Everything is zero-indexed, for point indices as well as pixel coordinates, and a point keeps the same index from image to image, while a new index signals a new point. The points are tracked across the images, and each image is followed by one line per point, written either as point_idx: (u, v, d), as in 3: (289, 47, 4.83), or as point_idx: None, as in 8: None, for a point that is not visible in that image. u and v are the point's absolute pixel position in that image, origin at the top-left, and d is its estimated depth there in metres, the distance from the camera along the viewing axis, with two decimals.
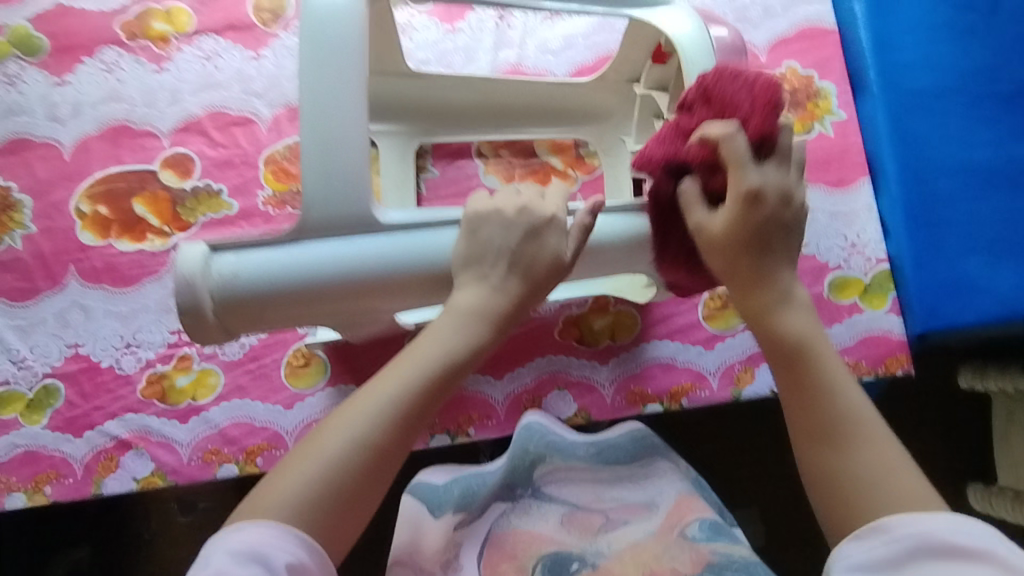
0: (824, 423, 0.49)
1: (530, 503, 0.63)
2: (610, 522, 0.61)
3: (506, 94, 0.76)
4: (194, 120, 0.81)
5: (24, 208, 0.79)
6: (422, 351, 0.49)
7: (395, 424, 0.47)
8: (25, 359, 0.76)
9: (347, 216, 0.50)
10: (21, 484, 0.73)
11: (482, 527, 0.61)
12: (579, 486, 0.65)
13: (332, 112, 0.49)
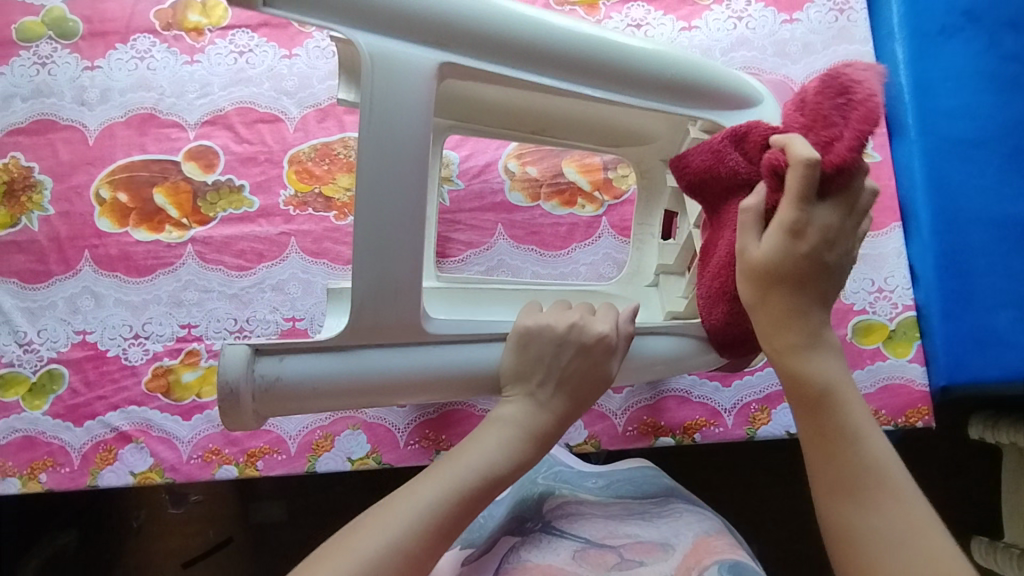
0: (850, 460, 0.50)
1: (541, 537, 0.58)
2: (625, 560, 0.53)
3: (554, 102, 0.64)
4: (222, 114, 0.80)
5: (44, 188, 0.78)
6: (463, 460, 0.51)
7: (426, 536, 0.47)
8: (32, 342, 0.75)
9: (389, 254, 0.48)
10: (17, 469, 0.72)
11: (490, 566, 0.56)
12: (591, 521, 0.60)
13: (389, 140, 0.47)
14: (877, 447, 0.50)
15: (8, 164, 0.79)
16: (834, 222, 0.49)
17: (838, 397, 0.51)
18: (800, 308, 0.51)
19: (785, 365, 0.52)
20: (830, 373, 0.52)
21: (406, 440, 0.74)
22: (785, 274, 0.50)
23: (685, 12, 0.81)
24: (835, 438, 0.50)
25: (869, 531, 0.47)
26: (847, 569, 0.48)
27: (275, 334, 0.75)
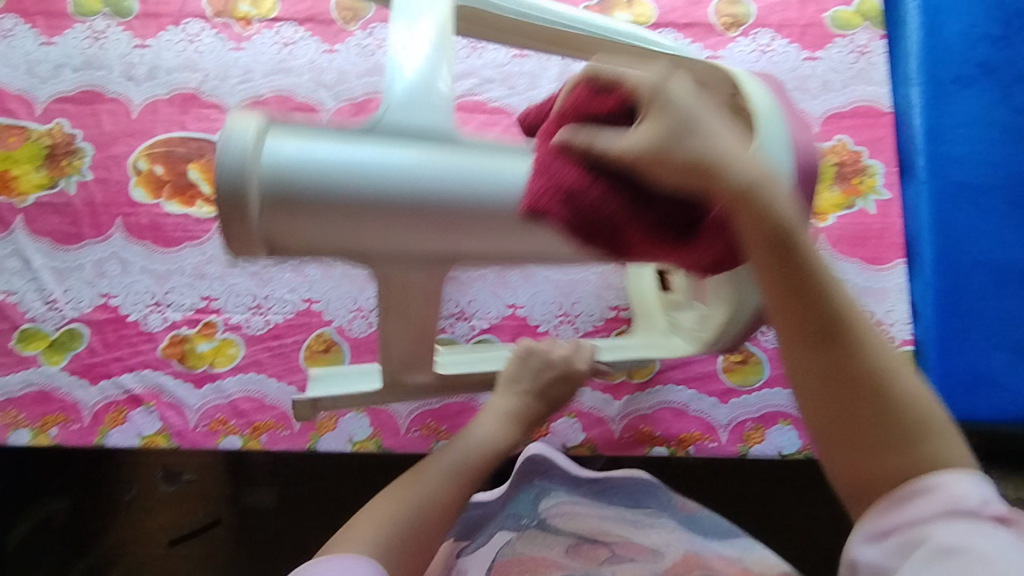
0: (824, 326, 0.40)
1: (537, 533, 0.65)
2: (617, 555, 0.61)
3: None
4: (261, 100, 0.84)
5: (84, 155, 0.81)
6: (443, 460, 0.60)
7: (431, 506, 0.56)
8: (56, 300, 0.77)
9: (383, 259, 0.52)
10: (29, 421, 0.74)
11: (486, 554, 0.62)
12: (585, 520, 0.67)
13: None
14: (847, 302, 0.40)
15: (53, 130, 0.82)
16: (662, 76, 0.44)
17: (781, 204, 0.40)
18: (717, 182, 0.40)
19: (718, 173, 0.40)
20: (733, 149, 0.41)
21: (407, 427, 0.76)
22: (661, 137, 0.41)
23: (711, 42, 0.85)
24: (807, 278, 0.40)
25: (863, 379, 0.40)
26: (845, 396, 0.40)
27: (291, 313, 0.78)
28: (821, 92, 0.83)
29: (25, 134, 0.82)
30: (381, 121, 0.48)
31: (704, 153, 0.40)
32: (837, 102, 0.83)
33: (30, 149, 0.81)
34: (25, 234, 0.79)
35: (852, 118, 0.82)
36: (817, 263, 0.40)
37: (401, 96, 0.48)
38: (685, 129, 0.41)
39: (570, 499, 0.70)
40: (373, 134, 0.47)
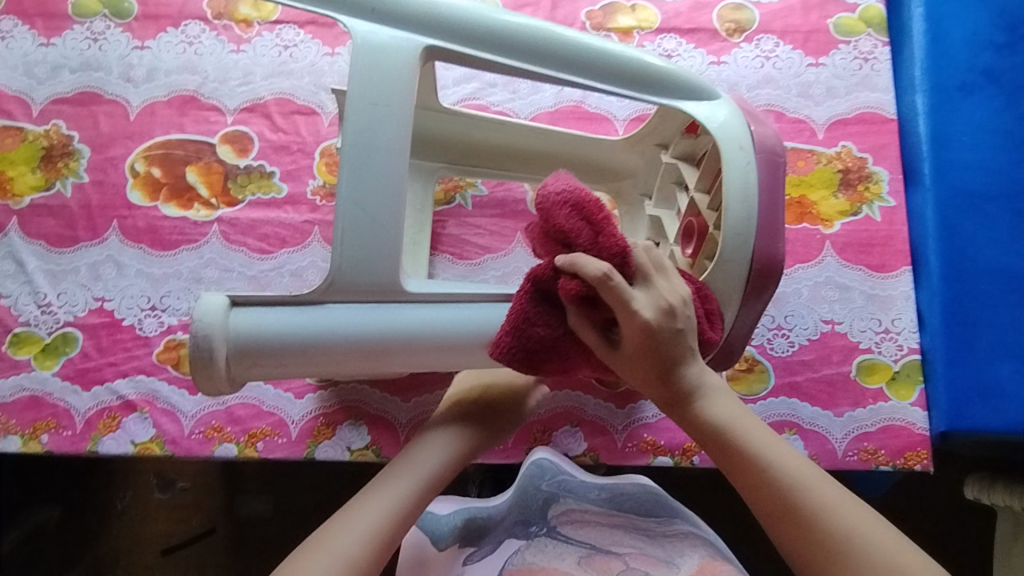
0: (784, 505, 0.50)
1: (545, 541, 0.62)
2: (631, 568, 0.58)
3: (532, 139, 0.76)
4: (261, 103, 0.83)
5: (81, 157, 0.80)
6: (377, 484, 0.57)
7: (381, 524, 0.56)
8: (50, 304, 0.76)
9: (371, 256, 0.54)
10: (19, 428, 0.72)
11: (493, 565, 0.61)
12: (596, 529, 0.64)
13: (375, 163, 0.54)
14: (800, 470, 0.51)
15: (50, 131, 0.81)
16: (655, 294, 0.53)
17: (736, 427, 0.54)
18: (681, 383, 0.54)
19: (683, 414, 0.55)
20: (703, 376, 0.55)
21: (407, 436, 0.74)
22: (647, 349, 0.53)
23: (715, 48, 0.84)
24: (754, 467, 0.52)
25: (832, 534, 0.48)
26: (804, 553, 0.49)
27: None
28: (825, 99, 0.83)
29: (21, 135, 0.81)
30: (333, 282, 0.54)
31: (679, 386, 0.55)
32: (841, 109, 0.82)
33: (26, 150, 0.80)
34: (20, 236, 0.78)
35: (856, 125, 0.82)
36: (772, 462, 0.51)
37: (347, 248, 0.54)
38: (655, 345, 0.53)
39: (580, 507, 0.68)
40: (352, 304, 0.55)
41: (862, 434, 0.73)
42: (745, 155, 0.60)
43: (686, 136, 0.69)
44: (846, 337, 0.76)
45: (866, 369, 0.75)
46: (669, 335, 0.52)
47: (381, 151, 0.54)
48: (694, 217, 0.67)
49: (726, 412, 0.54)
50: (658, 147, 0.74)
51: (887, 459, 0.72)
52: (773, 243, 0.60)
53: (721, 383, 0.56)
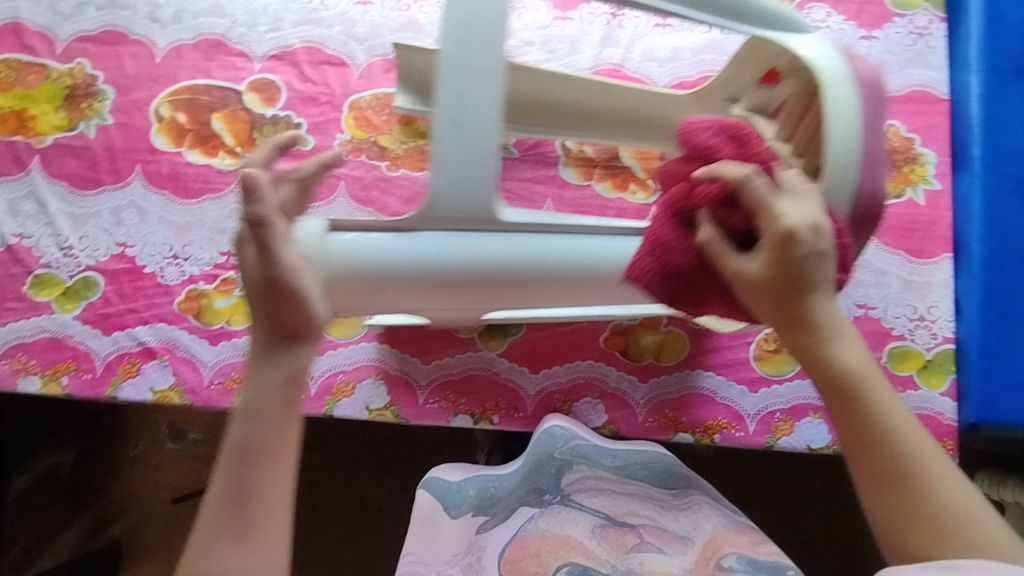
0: (896, 467, 0.43)
1: (559, 509, 0.70)
2: (645, 542, 0.68)
3: (612, 98, 0.72)
4: (290, 51, 0.80)
5: (105, 98, 0.78)
6: (244, 400, 0.45)
7: (234, 462, 0.44)
8: (72, 247, 0.75)
9: (467, 189, 0.52)
10: (39, 369, 0.72)
11: (506, 534, 0.69)
12: (611, 498, 0.72)
13: (470, 92, 0.51)
14: (915, 436, 0.44)
15: (73, 70, 0.79)
16: (804, 210, 0.43)
17: (864, 381, 0.44)
18: (817, 316, 0.44)
19: (809, 355, 0.45)
20: (836, 312, 0.45)
21: (425, 398, 0.73)
22: (789, 279, 0.43)
23: None
24: (873, 424, 0.44)
25: (936, 511, 0.42)
26: (898, 524, 0.43)
27: None
28: None
29: (45, 72, 0.79)
30: (433, 208, 0.52)
31: (809, 324, 0.44)
32: (891, 85, 0.79)
33: (50, 88, 0.78)
34: (42, 176, 0.76)
35: (905, 104, 0.78)
36: (892, 424, 0.44)
37: (447, 174, 0.51)
38: (789, 283, 0.43)
39: (594, 474, 0.73)
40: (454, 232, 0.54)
41: None
42: (846, 88, 0.57)
43: (761, 87, 0.68)
44: (879, 323, 0.74)
45: (897, 356, 0.73)
46: (822, 263, 0.43)
47: (474, 71, 0.51)
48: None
49: (857, 361, 0.45)
50: (728, 101, 0.71)
51: None
52: (873, 179, 0.57)
53: (856, 330, 0.46)
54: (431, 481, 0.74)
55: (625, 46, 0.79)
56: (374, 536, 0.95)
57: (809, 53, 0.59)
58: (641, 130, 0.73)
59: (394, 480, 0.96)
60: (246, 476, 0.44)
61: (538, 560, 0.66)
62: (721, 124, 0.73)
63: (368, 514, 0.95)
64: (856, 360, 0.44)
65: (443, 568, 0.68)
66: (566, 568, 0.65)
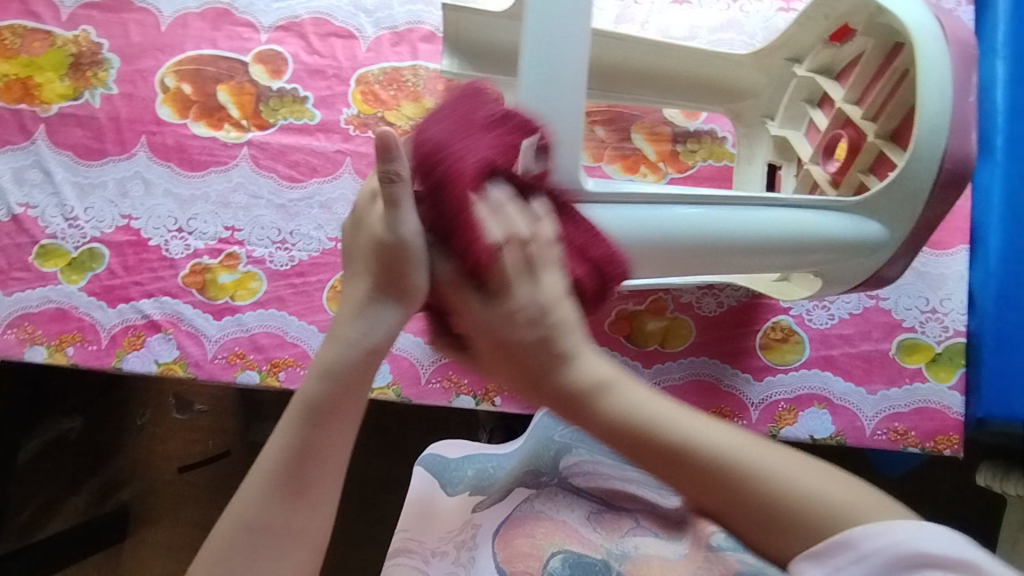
0: (717, 492, 0.40)
1: (556, 492, 0.64)
2: (640, 526, 0.61)
3: (674, 61, 0.72)
4: (297, 22, 0.79)
5: (110, 67, 0.77)
6: (326, 354, 0.44)
7: (305, 423, 0.43)
8: (77, 218, 0.75)
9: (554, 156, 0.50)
10: (45, 339, 0.72)
11: (502, 515, 0.63)
12: (607, 482, 0.65)
13: (556, 54, 0.50)
14: (728, 441, 0.41)
15: (79, 37, 0.78)
16: (541, 286, 0.43)
17: (645, 416, 0.42)
18: (587, 375, 0.43)
19: (586, 416, 0.43)
20: (595, 361, 0.43)
21: (428, 377, 0.73)
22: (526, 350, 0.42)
23: None
24: (675, 457, 0.41)
25: (772, 505, 0.40)
26: (758, 531, 0.40)
27: (317, 251, 0.75)
28: None
29: (49, 39, 0.78)
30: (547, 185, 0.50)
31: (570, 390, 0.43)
32: None
33: (55, 56, 0.77)
34: (47, 145, 0.76)
35: None
36: (703, 443, 0.41)
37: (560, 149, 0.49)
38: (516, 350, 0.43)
39: (592, 457, 0.67)
40: None
41: (894, 413, 0.71)
42: (938, 43, 0.56)
43: (828, 45, 0.67)
44: (889, 315, 0.73)
45: (906, 349, 0.72)
46: (548, 336, 0.42)
47: (563, 38, 0.50)
48: (842, 129, 0.66)
49: (634, 398, 0.43)
50: (788, 62, 0.71)
51: (916, 441, 0.70)
52: (963, 137, 0.56)
53: (614, 369, 0.44)
54: (428, 458, 0.69)
55: (640, 23, 0.77)
56: (374, 511, 0.96)
57: (900, 11, 0.57)
58: (704, 94, 0.74)
59: (395, 457, 0.96)
60: (312, 439, 0.43)
61: (533, 541, 0.60)
62: (784, 85, 0.72)
63: (369, 489, 0.96)
64: (614, 397, 0.42)
65: (437, 545, 0.62)
66: (563, 555, 0.59)
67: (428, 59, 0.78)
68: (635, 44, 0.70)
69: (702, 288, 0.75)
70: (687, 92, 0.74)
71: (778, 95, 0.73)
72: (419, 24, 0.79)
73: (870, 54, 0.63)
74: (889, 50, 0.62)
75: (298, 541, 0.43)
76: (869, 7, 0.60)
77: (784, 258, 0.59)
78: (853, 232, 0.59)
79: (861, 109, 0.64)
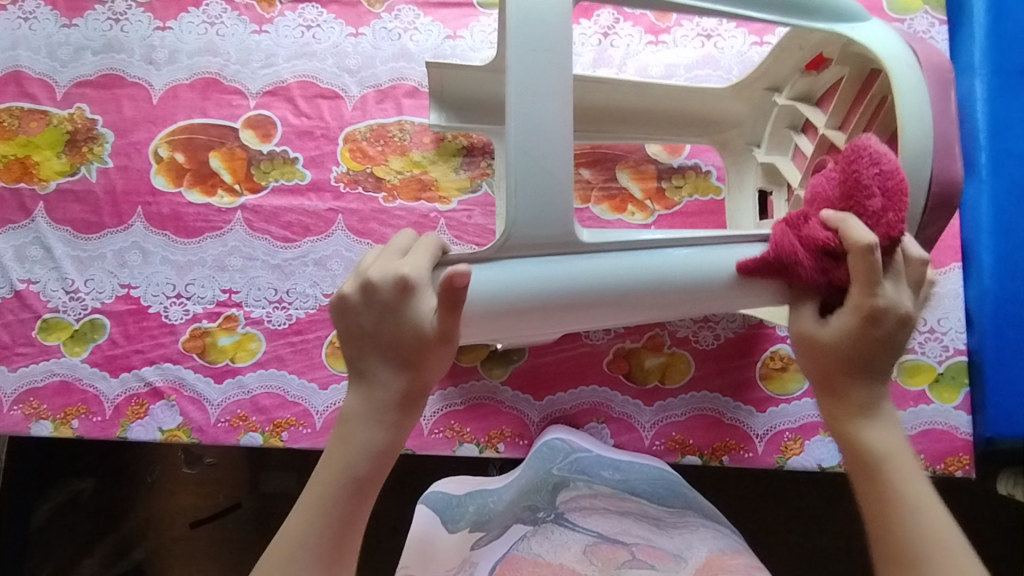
0: (869, 460, 0.49)
1: (552, 529, 0.60)
2: (636, 560, 0.54)
3: (654, 98, 0.73)
4: (283, 86, 0.81)
5: (105, 141, 0.80)
6: (353, 437, 0.48)
7: (350, 498, 0.47)
8: (78, 291, 0.76)
9: (546, 211, 0.51)
10: (50, 413, 0.73)
11: (498, 550, 0.58)
12: (604, 518, 0.62)
13: (540, 113, 0.50)
14: (929, 518, 0.46)
15: (73, 115, 0.80)
16: (899, 300, 0.49)
17: (888, 459, 0.48)
18: (866, 389, 0.50)
19: (836, 418, 0.51)
20: (875, 393, 0.50)
21: (431, 428, 0.72)
22: (852, 355, 0.49)
23: (758, 27, 0.80)
24: (885, 479, 0.48)
25: (901, 497, 0.47)
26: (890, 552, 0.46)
27: (313, 308, 0.76)
28: None
29: (45, 118, 0.80)
30: (510, 236, 0.51)
31: (862, 402, 0.50)
32: None
33: (51, 134, 0.80)
34: (47, 222, 0.78)
35: None
36: (902, 495, 0.47)
37: (521, 200, 0.50)
38: (849, 394, 0.50)
39: (590, 492, 0.66)
40: (570, 258, 0.53)
41: None
42: (914, 72, 0.56)
43: (805, 75, 0.67)
44: None
45: (908, 371, 0.71)
46: (886, 341, 0.49)
47: (542, 91, 0.50)
48: (827, 152, 0.66)
49: (890, 444, 0.49)
50: (769, 92, 0.71)
51: (926, 464, 0.69)
52: (939, 157, 0.55)
53: (895, 416, 0.50)
54: (431, 496, 0.70)
55: (618, 65, 0.78)
56: (386, 562, 0.94)
57: (870, 41, 0.57)
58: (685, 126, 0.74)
59: (405, 502, 0.95)
60: (359, 509, 0.47)
61: None
62: (766, 114, 0.73)
63: (380, 538, 0.95)
64: (885, 446, 0.49)
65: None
66: None
67: (412, 114, 0.80)
68: (617, 85, 0.72)
69: (697, 322, 0.75)
70: (667, 127, 0.75)
71: (761, 124, 0.73)
72: (402, 80, 0.81)
73: (845, 82, 0.63)
74: (865, 77, 0.62)
75: None
76: (839, 39, 0.61)
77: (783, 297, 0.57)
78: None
79: (844, 134, 0.64)
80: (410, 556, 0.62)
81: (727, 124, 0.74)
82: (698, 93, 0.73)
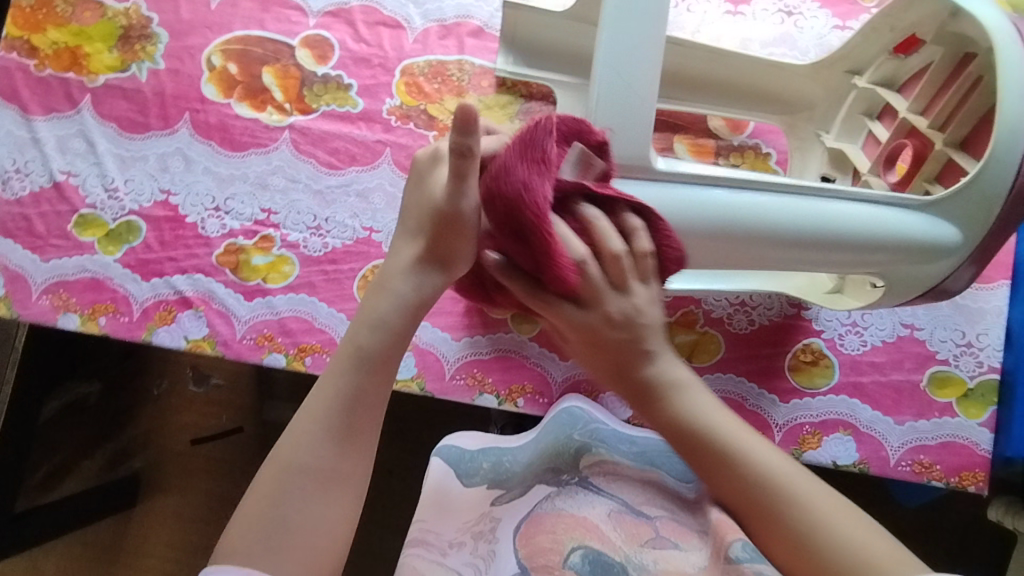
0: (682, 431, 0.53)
1: (577, 489, 0.64)
2: (660, 537, 0.60)
3: (723, 69, 0.71)
4: (346, 8, 0.79)
5: (158, 42, 0.78)
6: (376, 308, 0.50)
7: (361, 374, 0.48)
8: (117, 190, 0.75)
9: (624, 135, 0.53)
10: (78, 307, 0.73)
11: (523, 506, 0.63)
12: (629, 484, 0.64)
13: (633, 54, 0.52)
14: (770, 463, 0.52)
15: (129, 10, 0.78)
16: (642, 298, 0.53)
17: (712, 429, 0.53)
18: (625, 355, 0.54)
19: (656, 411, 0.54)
20: (669, 368, 0.55)
21: (452, 373, 0.72)
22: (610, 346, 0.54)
23: (841, 10, 0.77)
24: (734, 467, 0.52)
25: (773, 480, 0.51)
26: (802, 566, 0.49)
27: (350, 239, 0.75)
28: None
29: (100, 10, 0.78)
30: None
31: (650, 385, 0.54)
32: None
33: (105, 27, 0.78)
34: (91, 116, 0.76)
35: None
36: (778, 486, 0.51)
37: (602, 119, 0.52)
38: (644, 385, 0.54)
39: (611, 459, 0.67)
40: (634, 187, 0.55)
41: (920, 445, 0.70)
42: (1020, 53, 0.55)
43: (892, 57, 0.66)
44: (923, 345, 0.72)
45: (937, 381, 0.71)
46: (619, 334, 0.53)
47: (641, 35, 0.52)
48: (906, 138, 0.64)
49: (695, 407, 0.54)
50: (848, 75, 0.70)
51: (941, 475, 0.69)
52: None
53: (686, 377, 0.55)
54: (444, 448, 0.67)
55: (691, 31, 0.76)
56: (385, 500, 0.96)
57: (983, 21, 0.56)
58: (750, 101, 0.73)
59: (410, 445, 0.96)
60: (363, 387, 0.48)
61: (553, 537, 0.59)
62: (842, 98, 0.71)
63: (380, 477, 0.96)
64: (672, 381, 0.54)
65: (455, 536, 0.61)
66: (582, 551, 0.58)
67: (474, 54, 0.78)
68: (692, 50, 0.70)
69: (733, 304, 0.74)
70: (733, 100, 0.73)
71: (834, 110, 0.71)
72: (468, 19, 0.79)
73: (938, 64, 0.61)
74: (957, 61, 0.61)
75: (341, 489, 0.46)
76: (940, 14, 0.60)
77: (842, 255, 0.57)
78: (920, 233, 0.57)
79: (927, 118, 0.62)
80: (427, 508, 0.63)
81: (797, 105, 0.73)
82: (771, 68, 0.71)
